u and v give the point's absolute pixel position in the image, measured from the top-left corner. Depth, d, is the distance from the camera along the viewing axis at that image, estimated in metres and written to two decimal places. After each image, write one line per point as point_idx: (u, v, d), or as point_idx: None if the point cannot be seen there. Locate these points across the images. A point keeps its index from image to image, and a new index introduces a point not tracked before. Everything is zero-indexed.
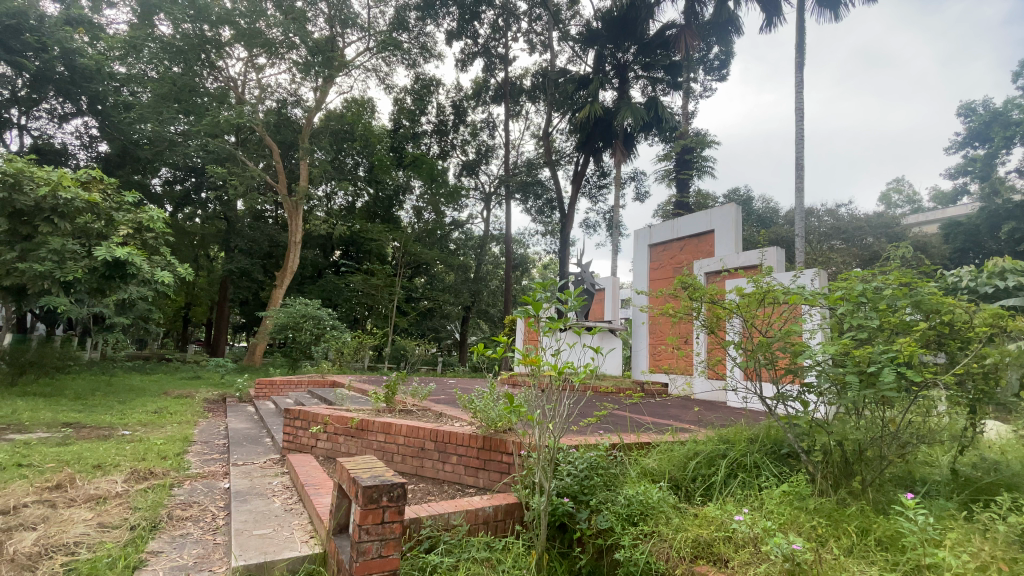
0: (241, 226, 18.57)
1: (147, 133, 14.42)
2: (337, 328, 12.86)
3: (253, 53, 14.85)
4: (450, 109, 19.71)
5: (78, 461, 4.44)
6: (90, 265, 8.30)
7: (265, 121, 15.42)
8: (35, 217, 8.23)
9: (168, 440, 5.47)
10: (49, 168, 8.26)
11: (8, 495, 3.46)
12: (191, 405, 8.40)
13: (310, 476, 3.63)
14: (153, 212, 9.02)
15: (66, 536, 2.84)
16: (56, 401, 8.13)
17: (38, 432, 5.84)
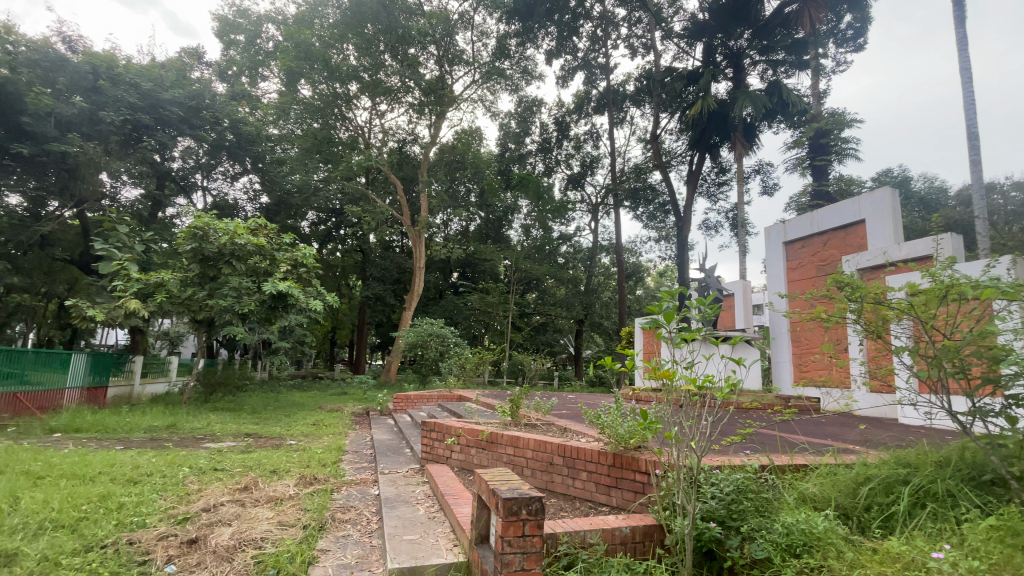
0: (374, 256, 20.68)
1: (295, 182, 16.70)
2: (460, 345, 13.58)
3: (376, 101, 16.61)
4: (554, 126, 19.87)
5: (257, 467, 5.20)
6: (260, 298, 9.90)
7: (388, 160, 17.07)
8: (218, 261, 9.94)
9: (326, 450, 6.17)
10: (227, 221, 9.91)
11: (210, 495, 4.16)
12: (341, 418, 9.42)
13: (448, 486, 3.83)
14: (305, 250, 10.54)
15: (255, 532, 3.32)
16: (239, 414, 9.65)
17: (228, 442, 6.98)
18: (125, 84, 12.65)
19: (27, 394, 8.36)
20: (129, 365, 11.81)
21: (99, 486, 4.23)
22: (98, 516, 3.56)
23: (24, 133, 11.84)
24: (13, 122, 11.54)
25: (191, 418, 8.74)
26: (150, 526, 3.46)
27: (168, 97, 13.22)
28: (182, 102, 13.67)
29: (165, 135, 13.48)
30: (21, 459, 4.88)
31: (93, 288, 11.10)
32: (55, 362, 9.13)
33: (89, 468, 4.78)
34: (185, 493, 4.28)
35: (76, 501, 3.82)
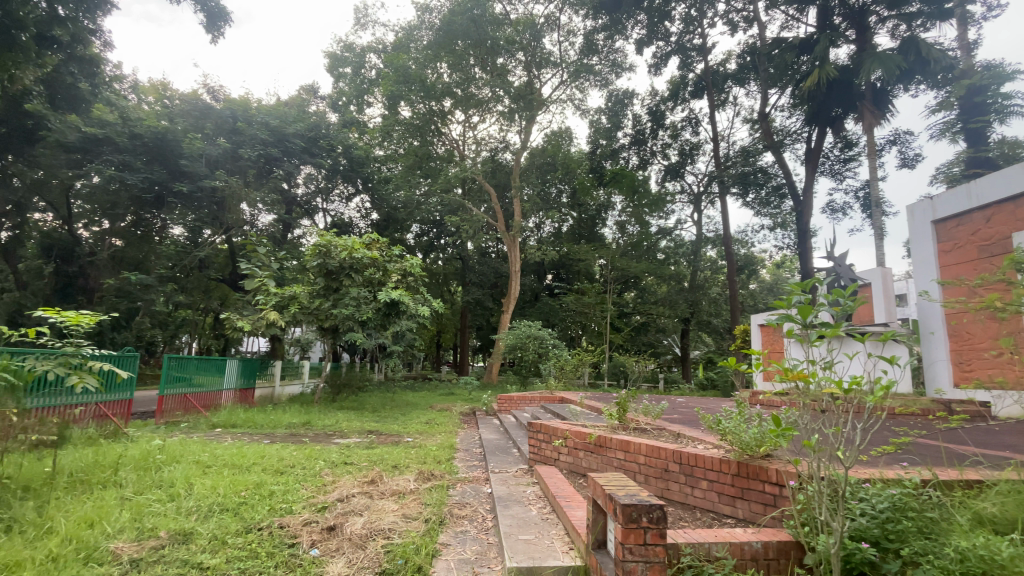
0: (473, 262, 21.48)
1: (400, 198, 17.93)
2: (559, 347, 13.57)
3: (469, 113, 17.26)
4: (648, 117, 19.00)
5: (381, 462, 5.62)
6: (376, 306, 10.77)
7: (483, 169, 17.63)
8: (340, 274, 10.96)
9: (439, 447, 6.51)
10: (346, 237, 10.92)
11: (343, 486, 4.58)
12: (451, 418, 9.85)
13: (559, 489, 3.84)
14: (413, 260, 11.42)
15: (383, 523, 3.58)
16: (363, 413, 10.53)
17: (354, 438, 7.64)
18: (258, 123, 14.61)
19: (196, 395, 9.86)
20: (271, 369, 13.48)
21: (253, 475, 4.86)
22: (254, 502, 4.09)
23: (184, 173, 14.04)
24: (175, 165, 13.73)
25: (323, 416, 9.73)
26: (295, 513, 3.89)
27: (291, 131, 14.93)
28: (304, 135, 15.51)
29: (291, 165, 15.24)
30: (193, 450, 5.76)
31: (241, 303, 12.82)
32: (215, 368, 10.68)
33: (245, 459, 5.51)
34: (322, 484, 4.76)
35: (237, 487, 4.42)
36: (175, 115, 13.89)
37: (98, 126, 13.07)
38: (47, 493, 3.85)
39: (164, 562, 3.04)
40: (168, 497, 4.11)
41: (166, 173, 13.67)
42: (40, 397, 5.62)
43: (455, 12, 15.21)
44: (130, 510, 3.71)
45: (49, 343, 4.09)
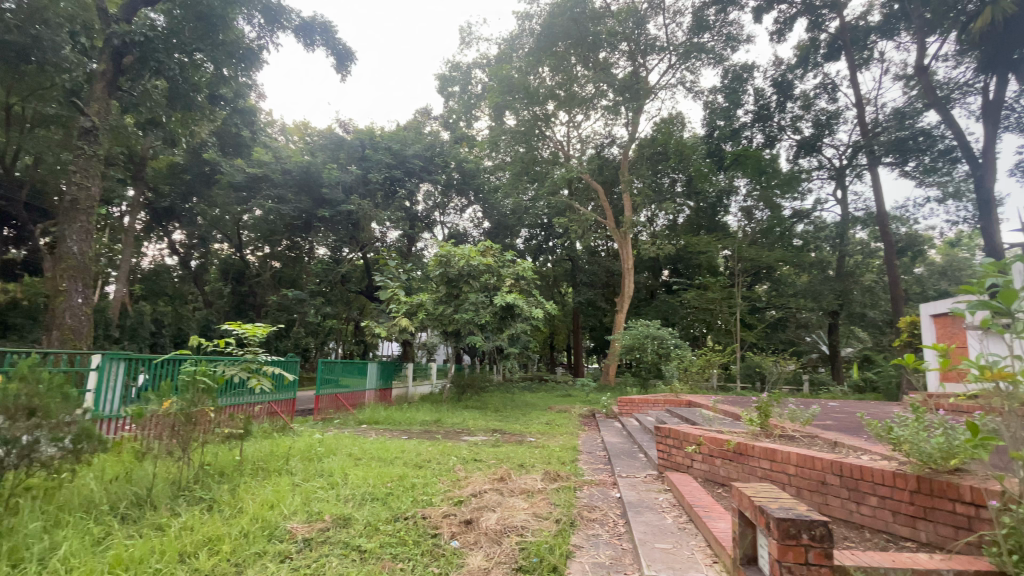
0: (583, 263, 21.25)
1: (510, 205, 18.41)
2: (682, 347, 12.83)
3: (574, 113, 17.18)
4: (772, 89, 17.14)
5: (508, 461, 5.79)
6: (493, 310, 11.22)
7: (590, 167, 17.40)
8: (459, 282, 11.57)
9: (562, 448, 6.54)
10: (463, 246, 11.56)
11: (476, 482, 4.81)
12: (571, 419, 9.82)
13: (697, 499, 3.61)
14: (525, 263, 11.70)
15: (516, 521, 3.70)
16: (487, 412, 10.99)
17: (481, 436, 8.00)
18: (382, 148, 16.11)
19: (344, 395, 11.10)
20: (404, 371, 14.73)
21: (397, 469, 5.33)
22: (400, 493, 4.48)
23: (325, 200, 15.90)
24: (317, 193, 15.63)
25: (451, 415, 10.33)
26: (435, 505, 4.19)
27: (410, 152, 16.30)
28: (421, 154, 16.73)
29: (411, 184, 16.52)
30: (346, 443, 6.49)
31: (376, 311, 14.16)
32: (359, 370, 11.95)
33: (389, 453, 6.08)
34: (457, 478, 5.06)
35: (384, 479, 4.88)
36: (316, 150, 16.01)
37: (258, 166, 15.43)
38: (238, 477, 4.60)
39: (330, 542, 3.45)
40: (329, 485, 4.67)
41: (311, 202, 15.60)
42: (231, 396, 6.74)
43: (554, 14, 15.28)
44: (301, 496, 4.28)
45: (235, 351, 4.89)
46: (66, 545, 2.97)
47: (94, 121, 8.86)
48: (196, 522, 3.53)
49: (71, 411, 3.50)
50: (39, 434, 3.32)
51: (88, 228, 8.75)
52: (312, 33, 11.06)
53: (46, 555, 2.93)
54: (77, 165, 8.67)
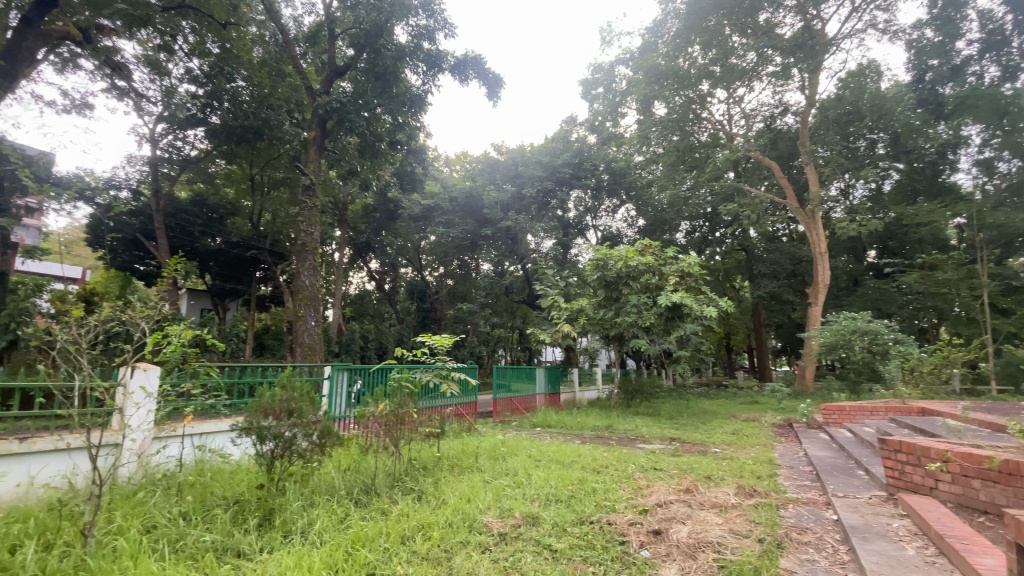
0: (759, 252, 18.95)
1: (666, 198, 17.43)
2: (903, 342, 10.56)
3: (734, 88, 15.57)
4: (1006, 7, 13.66)
5: (692, 471, 5.42)
6: (658, 311, 10.75)
7: (760, 143, 15.51)
8: (619, 284, 11.31)
9: (756, 461, 5.88)
10: (619, 248, 11.29)
11: (659, 492, 4.60)
12: (762, 429, 8.79)
13: (949, 527, 2.90)
14: (690, 259, 10.92)
15: (710, 536, 3.44)
16: (661, 420, 10.50)
17: (659, 444, 7.66)
18: (534, 162, 16.78)
19: (518, 399, 11.72)
20: (571, 376, 15.02)
21: (576, 472, 5.40)
22: (582, 496, 4.52)
23: (487, 219, 17.14)
24: (480, 214, 16.93)
25: (623, 421, 10.12)
26: (620, 511, 4.14)
27: (560, 162, 16.67)
28: (572, 162, 17.04)
29: (563, 192, 16.78)
30: (526, 445, 6.83)
31: (539, 318, 14.67)
32: (530, 376, 12.54)
33: (566, 456, 6.22)
34: (638, 486, 4.91)
35: (565, 481, 4.99)
36: (476, 174, 17.41)
37: (430, 197, 17.39)
38: (439, 472, 5.17)
39: (524, 538, 3.65)
40: (515, 483, 4.96)
41: (474, 223, 16.97)
42: (427, 400, 7.62)
43: None
44: (492, 492, 4.61)
45: (427, 360, 5.52)
46: (320, 522, 3.65)
47: (312, 178, 11.01)
48: (409, 510, 4.05)
49: (315, 412, 4.33)
50: (295, 430, 4.17)
51: (313, 263, 10.83)
52: (466, 69, 12.13)
53: (306, 529, 3.63)
54: (303, 216, 10.84)
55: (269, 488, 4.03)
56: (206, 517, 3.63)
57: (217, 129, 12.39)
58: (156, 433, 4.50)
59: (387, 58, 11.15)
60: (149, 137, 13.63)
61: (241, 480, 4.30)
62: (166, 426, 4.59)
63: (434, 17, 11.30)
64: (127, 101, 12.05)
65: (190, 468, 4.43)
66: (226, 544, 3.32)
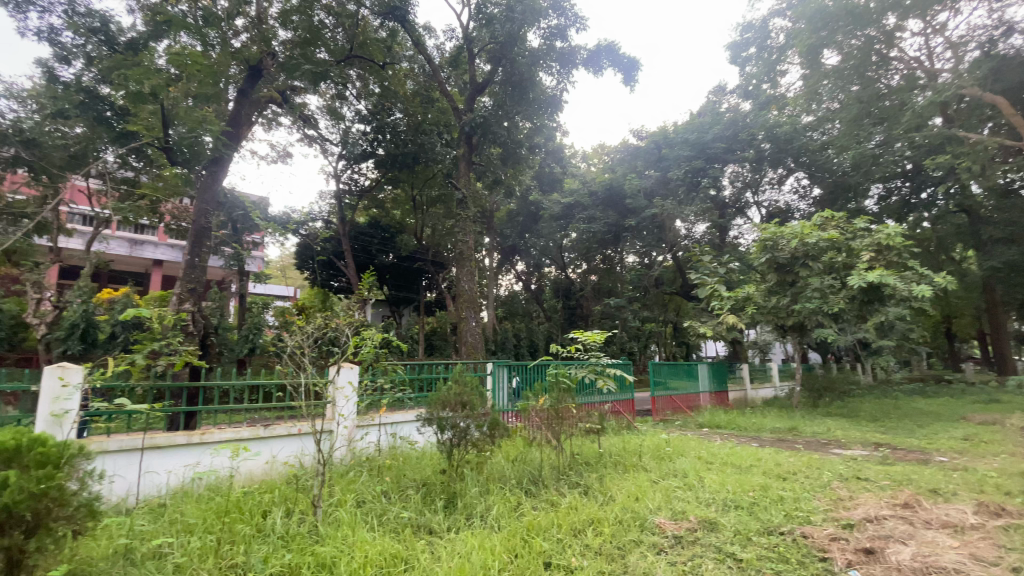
0: (985, 213, 15.05)
1: (847, 161, 14.76)
2: None
3: (932, 14, 12.63)
4: None
5: (910, 483, 4.51)
6: (850, 294, 9.23)
7: (979, 75, 12.29)
8: (794, 266, 9.96)
9: (1003, 473, 4.65)
10: (792, 224, 9.95)
11: (865, 505, 3.92)
12: (1009, 435, 6.95)
13: None
14: (890, 229, 9.06)
15: (943, 559, 2.84)
16: (858, 422, 8.98)
17: (859, 450, 6.55)
18: (680, 142, 15.81)
19: (679, 397, 11.09)
20: (739, 372, 13.68)
21: (757, 477, 4.88)
22: (766, 505, 4.06)
23: (631, 210, 16.58)
24: (623, 206, 16.53)
25: (809, 422, 8.91)
26: (816, 524, 3.61)
27: (710, 137, 15.38)
28: (723, 136, 15.62)
29: (716, 170, 15.39)
30: (694, 446, 6.42)
31: (696, 310, 13.68)
32: (691, 372, 11.75)
33: (742, 460, 5.65)
34: (838, 498, 4.23)
35: (744, 487, 4.53)
36: (616, 165, 16.95)
37: (571, 194, 17.46)
38: (602, 468, 5.12)
39: (703, 544, 3.40)
40: (686, 486, 4.67)
41: (618, 215, 16.58)
42: (585, 396, 7.64)
43: None
44: (662, 493, 4.40)
45: (581, 356, 5.49)
46: (496, 508, 3.89)
47: (464, 192, 11.92)
48: (578, 504, 4.08)
49: (484, 405, 4.65)
50: (468, 422, 4.53)
51: (471, 269, 11.71)
52: (599, 59, 11.91)
53: (485, 513, 3.91)
54: (459, 227, 11.77)
55: (450, 473, 4.43)
56: (402, 496, 4.13)
57: (383, 159, 14.15)
58: (359, 422, 5.28)
59: (522, 65, 11.51)
60: (333, 174, 16.13)
61: (426, 465, 4.82)
62: (366, 416, 5.37)
63: (564, 15, 11.34)
64: (315, 147, 14.42)
65: (386, 452, 5.11)
66: (419, 522, 3.73)
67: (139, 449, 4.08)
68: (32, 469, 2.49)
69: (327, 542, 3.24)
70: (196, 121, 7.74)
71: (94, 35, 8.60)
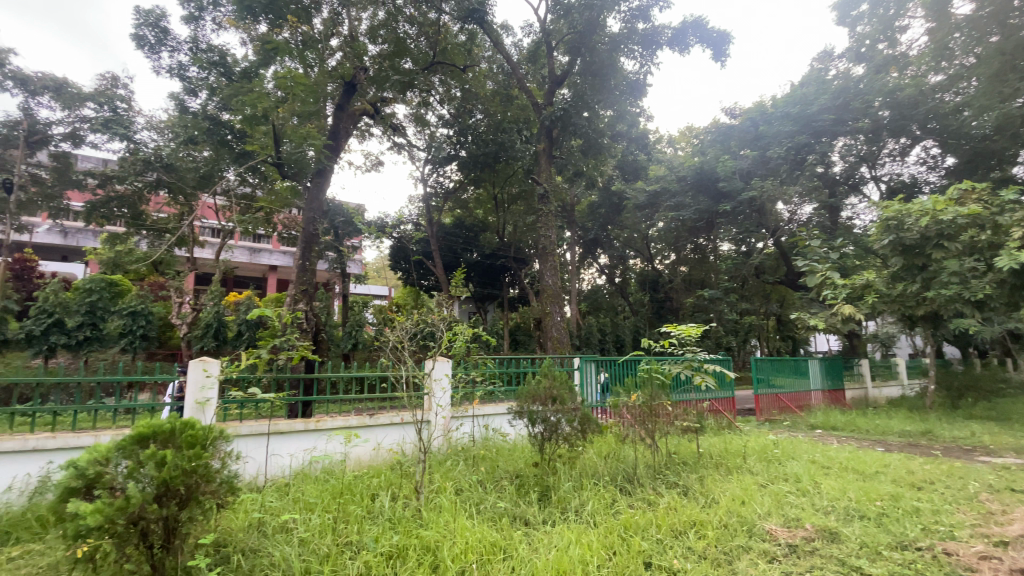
0: None
1: (989, 124, 11.80)
2: None
3: None
4: None
5: None
6: (998, 278, 7.94)
7: None
8: (925, 248, 8.75)
9: None
10: (920, 200, 8.74)
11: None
12: None
13: None
14: None
15: None
16: (1012, 426, 7.71)
17: (1017, 459, 5.61)
18: (780, 117, 14.54)
19: (785, 395, 10.23)
20: (856, 369, 12.32)
21: (885, 485, 4.36)
22: (898, 516, 3.61)
23: (724, 194, 15.48)
24: (715, 190, 15.56)
25: (948, 426, 7.80)
26: (962, 540, 3.18)
27: (816, 109, 13.95)
28: (830, 106, 14.10)
29: (823, 145, 13.93)
30: (806, 448, 5.89)
31: (803, 300, 12.51)
32: (799, 369, 10.77)
33: (866, 465, 5.07)
34: (989, 512, 3.66)
35: (870, 496, 4.06)
36: (706, 147, 16.02)
37: (656, 182, 16.68)
38: (703, 468, 4.85)
39: (822, 555, 3.11)
40: (799, 491, 4.28)
41: (710, 201, 15.62)
42: (681, 393, 7.31)
43: None
44: (771, 497, 4.08)
45: (677, 351, 5.24)
46: (591, 504, 3.84)
47: (546, 186, 11.90)
48: (678, 504, 3.90)
49: (574, 400, 4.62)
50: (558, 416, 4.52)
51: (554, 264, 11.69)
52: (685, 37, 11.26)
53: (580, 508, 3.87)
54: (541, 222, 11.78)
55: (542, 466, 4.45)
56: (497, 486, 4.23)
57: (466, 160, 14.57)
58: (454, 413, 5.50)
59: (602, 52, 11.24)
60: (421, 178, 16.91)
61: (519, 457, 4.88)
62: (460, 407, 5.57)
63: None
64: (404, 154, 15.24)
65: (480, 443, 5.26)
66: (514, 512, 3.79)
67: (266, 434, 4.57)
68: (184, 449, 2.87)
69: (430, 526, 3.40)
70: (301, 137, 8.47)
71: (215, 68, 9.82)
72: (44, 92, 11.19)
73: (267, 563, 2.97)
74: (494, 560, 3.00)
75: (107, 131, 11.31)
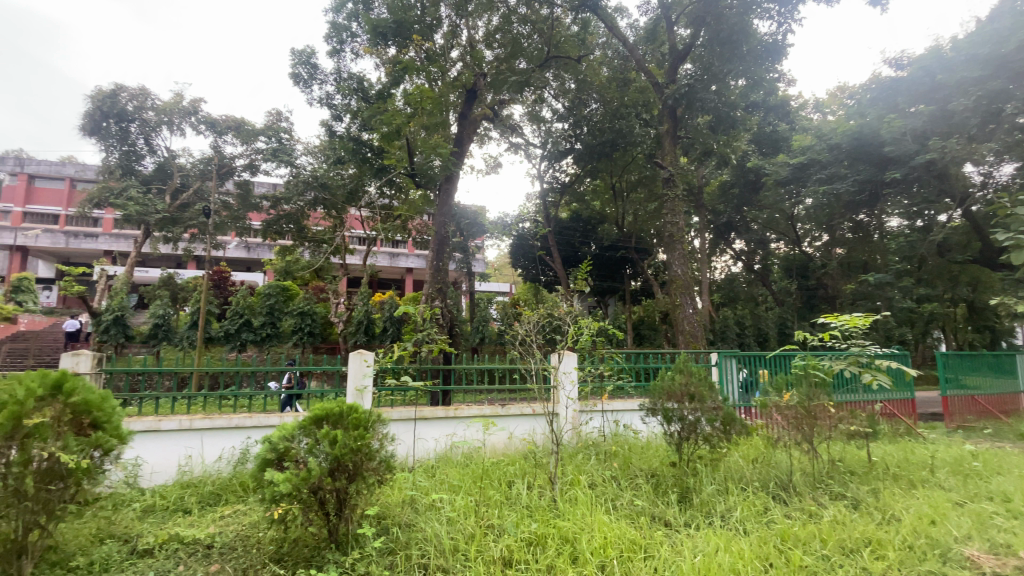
0: None
1: None
2: None
3: None
4: None
5: None
6: None
7: None
8: None
9: None
10: None
11: None
12: None
13: None
14: None
15: None
16: None
17: None
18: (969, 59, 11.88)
19: (985, 399, 8.43)
20: None
21: None
22: None
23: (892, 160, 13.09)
24: (879, 156, 12.81)
25: None
26: None
27: None
28: None
29: None
30: (1020, 463, 4.77)
31: (1008, 282, 10.16)
32: (1002, 367, 8.79)
33: None
34: None
35: None
36: (865, 107, 13.50)
37: (801, 154, 14.63)
38: (876, 480, 4.19)
39: None
40: (1012, 515, 3.47)
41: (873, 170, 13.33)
42: (844, 393, 6.41)
43: None
44: (971, 519, 3.37)
45: (837, 345, 4.58)
46: (739, 511, 3.54)
47: (671, 169, 11.21)
48: (846, 518, 3.42)
49: (715, 397, 4.29)
50: (697, 414, 4.24)
51: (682, 252, 11.00)
52: None
53: (726, 514, 3.59)
54: (667, 208, 11.15)
55: (681, 466, 4.23)
56: (632, 483, 4.11)
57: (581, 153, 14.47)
58: (582, 408, 5.48)
59: (731, 17, 10.22)
60: (538, 175, 17.15)
61: (653, 455, 4.69)
62: (588, 402, 5.54)
63: None
64: (521, 153, 15.58)
65: (611, 439, 5.16)
66: (652, 512, 3.64)
67: (412, 419, 5.01)
68: (351, 430, 3.25)
69: (567, 517, 3.42)
70: (431, 146, 9.09)
71: (355, 93, 10.96)
72: (229, 131, 13.62)
73: (421, 537, 3.23)
74: (636, 558, 2.92)
75: (275, 159, 13.35)
